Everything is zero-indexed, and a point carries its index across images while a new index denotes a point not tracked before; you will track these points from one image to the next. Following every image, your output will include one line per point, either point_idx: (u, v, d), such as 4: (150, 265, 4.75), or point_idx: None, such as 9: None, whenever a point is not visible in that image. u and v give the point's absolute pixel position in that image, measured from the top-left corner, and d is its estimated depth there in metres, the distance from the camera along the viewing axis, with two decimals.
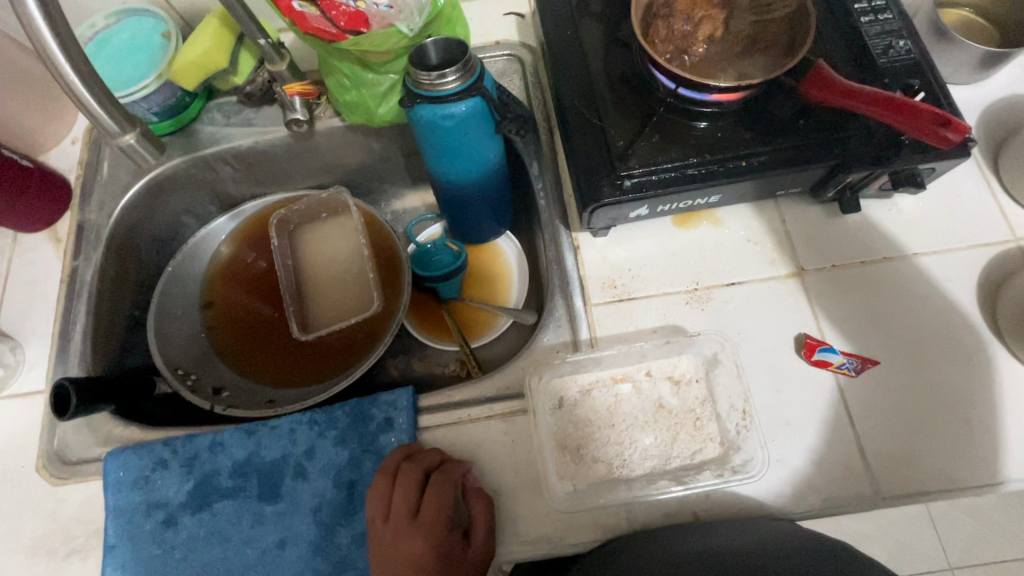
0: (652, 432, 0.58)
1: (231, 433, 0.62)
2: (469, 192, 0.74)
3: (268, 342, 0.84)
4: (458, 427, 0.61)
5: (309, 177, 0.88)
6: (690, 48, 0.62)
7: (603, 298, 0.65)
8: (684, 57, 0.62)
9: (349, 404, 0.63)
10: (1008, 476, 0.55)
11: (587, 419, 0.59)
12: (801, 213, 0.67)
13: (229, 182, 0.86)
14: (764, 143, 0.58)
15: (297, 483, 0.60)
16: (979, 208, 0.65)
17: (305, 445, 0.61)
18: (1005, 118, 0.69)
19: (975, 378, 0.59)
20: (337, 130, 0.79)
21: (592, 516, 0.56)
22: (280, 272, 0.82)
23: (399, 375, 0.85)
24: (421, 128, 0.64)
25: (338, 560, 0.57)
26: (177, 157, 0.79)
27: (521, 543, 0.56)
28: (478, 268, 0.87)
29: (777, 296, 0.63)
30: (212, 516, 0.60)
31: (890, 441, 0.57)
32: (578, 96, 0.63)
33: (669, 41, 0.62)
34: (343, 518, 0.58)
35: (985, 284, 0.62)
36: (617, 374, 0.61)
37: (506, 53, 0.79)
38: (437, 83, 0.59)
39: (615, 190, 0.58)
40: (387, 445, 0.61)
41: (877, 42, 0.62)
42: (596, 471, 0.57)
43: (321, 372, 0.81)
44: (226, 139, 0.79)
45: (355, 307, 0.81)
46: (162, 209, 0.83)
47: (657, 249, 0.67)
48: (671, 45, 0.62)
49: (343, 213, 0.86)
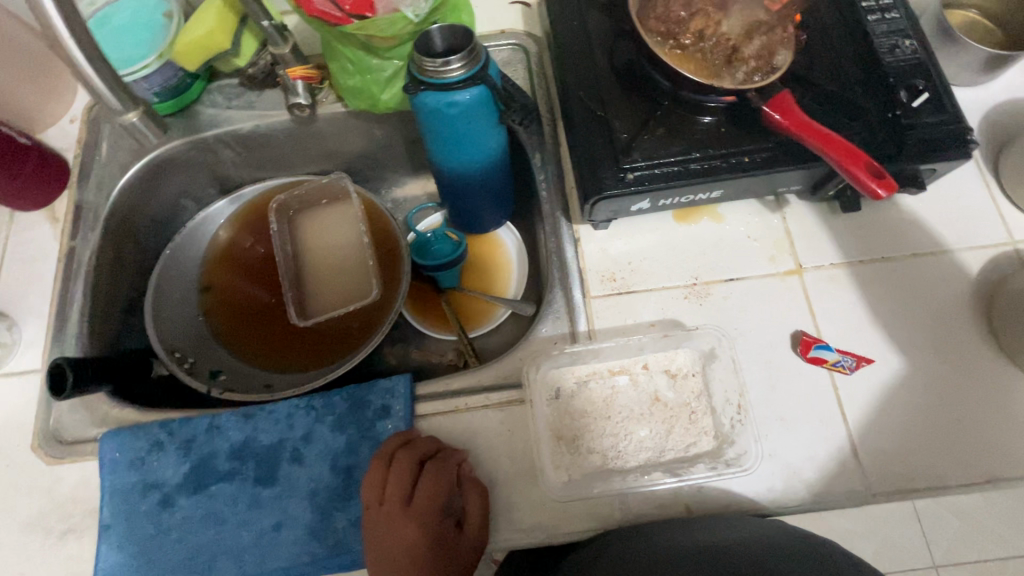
0: (648, 425, 0.59)
1: (228, 416, 0.62)
2: (472, 181, 0.74)
3: (266, 326, 0.83)
4: (455, 416, 0.62)
5: (309, 162, 0.88)
6: (679, 36, 0.61)
7: (603, 291, 0.65)
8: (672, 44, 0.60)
9: (347, 390, 0.63)
10: (997, 476, 0.56)
11: (584, 410, 0.60)
12: (801, 210, 0.67)
13: (229, 165, 0.85)
14: (767, 139, 0.59)
15: (293, 467, 0.60)
16: (978, 211, 0.66)
17: (302, 430, 0.62)
18: (1008, 121, 0.69)
19: (969, 379, 0.59)
20: (338, 115, 0.78)
21: (586, 506, 0.57)
22: (279, 257, 0.83)
23: (396, 363, 0.85)
24: (424, 115, 0.64)
25: (334, 543, 0.57)
26: (177, 138, 0.78)
27: (515, 531, 0.57)
28: (478, 258, 0.87)
29: (776, 293, 0.64)
30: (208, 498, 0.60)
31: (882, 438, 0.58)
32: (584, 87, 0.63)
33: (663, 24, 0.61)
34: (339, 503, 0.58)
35: (981, 287, 0.63)
36: (614, 367, 0.61)
37: (511, 43, 0.79)
38: (442, 70, 0.59)
39: (617, 182, 0.58)
40: (384, 432, 0.61)
41: (884, 41, 0.61)
42: (591, 462, 0.58)
43: (318, 358, 0.81)
44: (227, 121, 0.79)
45: (354, 294, 0.82)
46: (161, 190, 0.82)
47: (658, 243, 0.67)
48: (663, 29, 0.61)
49: (343, 200, 0.86)
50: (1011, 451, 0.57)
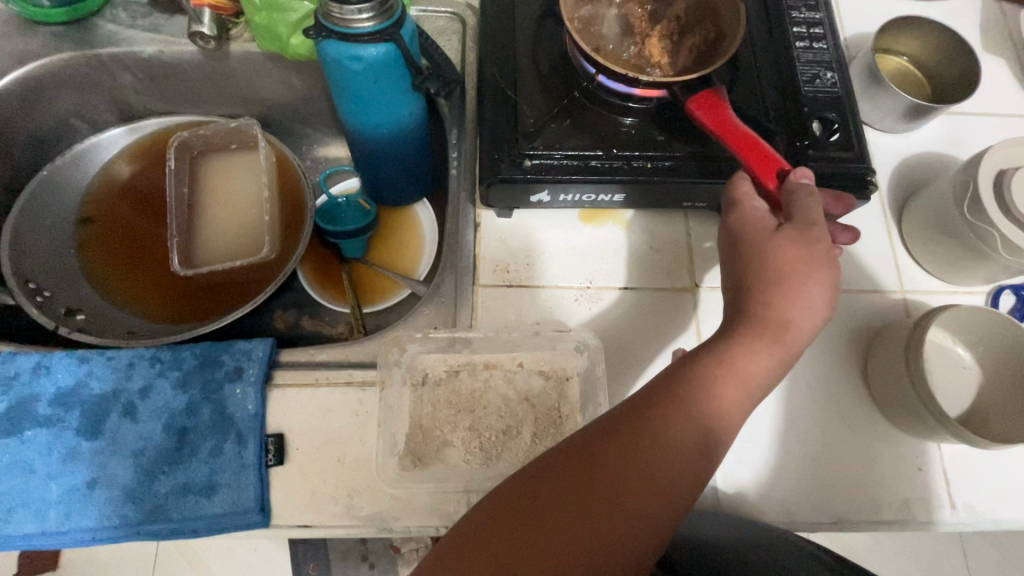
0: (511, 424, 0.56)
1: (60, 358, 0.57)
2: (383, 152, 0.68)
3: (147, 271, 0.78)
4: (313, 389, 0.57)
5: (221, 103, 0.82)
6: (617, 43, 0.61)
7: (494, 281, 0.63)
8: (605, 45, 0.61)
9: (201, 347, 0.58)
10: (845, 517, 0.56)
11: (448, 401, 0.57)
12: (705, 229, 0.65)
13: (129, 90, 0.78)
14: (671, 149, 0.58)
15: (122, 422, 0.55)
16: (877, 256, 0.66)
17: (141, 382, 0.57)
18: (920, 172, 0.70)
19: (838, 423, 0.59)
20: (252, 55, 0.73)
21: (433, 500, 0.53)
22: (172, 198, 0.77)
23: (285, 329, 0.80)
24: (328, 67, 0.58)
25: (151, 510, 0.52)
26: (68, 51, 0.71)
27: (352, 517, 0.53)
28: (389, 231, 0.81)
29: (665, 308, 0.62)
30: (20, 444, 0.54)
31: (743, 468, 0.57)
32: (499, 67, 0.61)
33: (599, 32, 0.62)
34: (166, 466, 0.53)
35: (864, 332, 0.63)
36: (489, 361, 0.58)
37: (447, 11, 0.76)
38: (349, 18, 0.54)
39: (515, 167, 0.56)
40: (231, 397, 0.56)
41: (806, 70, 0.62)
42: (446, 456, 0.55)
43: (196, 311, 0.76)
44: (127, 42, 0.72)
45: (246, 249, 0.77)
46: (46, 106, 0.74)
47: (559, 240, 0.64)
48: (600, 32, 0.62)
49: (251, 148, 0.81)
50: (865, 497, 0.56)
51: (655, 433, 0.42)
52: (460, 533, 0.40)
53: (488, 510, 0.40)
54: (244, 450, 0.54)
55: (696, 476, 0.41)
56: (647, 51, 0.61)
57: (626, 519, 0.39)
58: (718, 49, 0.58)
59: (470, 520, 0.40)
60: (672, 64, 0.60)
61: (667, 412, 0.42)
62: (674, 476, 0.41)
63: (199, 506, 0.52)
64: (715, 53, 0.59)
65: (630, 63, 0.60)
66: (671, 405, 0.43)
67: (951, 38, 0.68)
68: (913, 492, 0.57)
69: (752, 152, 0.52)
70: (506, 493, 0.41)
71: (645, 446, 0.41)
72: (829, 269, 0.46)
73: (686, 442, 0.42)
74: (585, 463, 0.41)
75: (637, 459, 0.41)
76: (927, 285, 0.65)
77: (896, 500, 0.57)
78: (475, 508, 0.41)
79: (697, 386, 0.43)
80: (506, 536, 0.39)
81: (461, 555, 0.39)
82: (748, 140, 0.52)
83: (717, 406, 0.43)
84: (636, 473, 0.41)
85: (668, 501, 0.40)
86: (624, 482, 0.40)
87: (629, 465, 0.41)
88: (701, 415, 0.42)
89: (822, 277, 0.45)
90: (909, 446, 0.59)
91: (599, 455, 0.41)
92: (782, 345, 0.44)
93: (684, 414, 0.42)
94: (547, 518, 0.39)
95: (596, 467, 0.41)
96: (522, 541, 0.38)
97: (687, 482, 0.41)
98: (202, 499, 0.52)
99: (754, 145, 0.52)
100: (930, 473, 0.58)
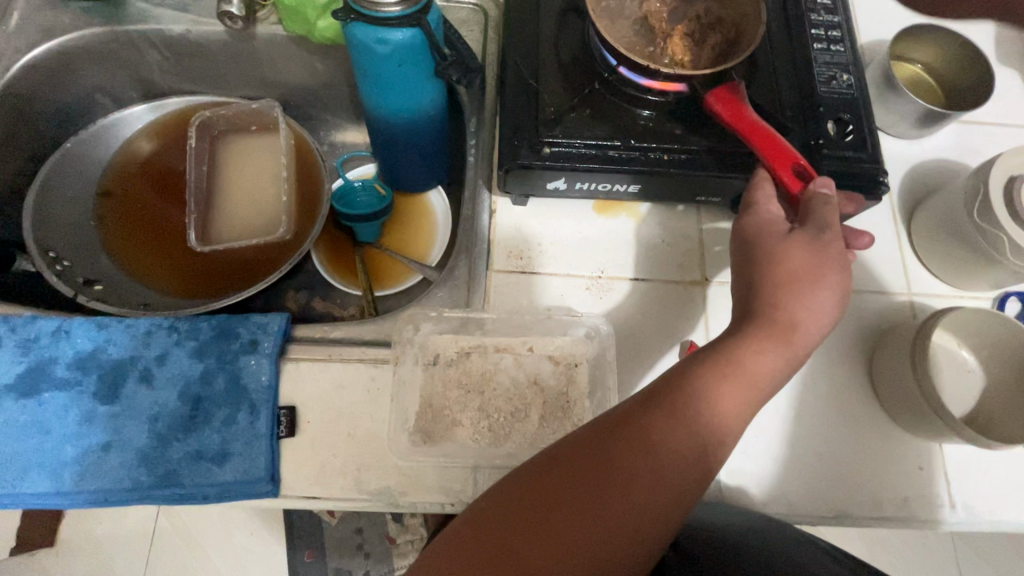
0: (520, 406, 0.57)
1: (79, 323, 0.58)
2: (402, 136, 0.69)
3: (164, 245, 0.79)
4: (326, 363, 0.58)
5: (244, 84, 0.83)
6: (638, 37, 0.63)
7: (507, 266, 0.64)
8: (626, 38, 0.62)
9: (217, 318, 0.60)
10: (845, 513, 0.56)
11: (458, 381, 0.58)
12: (717, 224, 0.66)
13: (154, 67, 0.79)
14: (687, 142, 0.58)
15: (139, 388, 0.56)
16: (885, 258, 0.67)
17: (158, 350, 0.58)
18: (930, 178, 0.71)
19: (842, 422, 0.60)
20: (278, 38, 0.75)
21: (440, 477, 0.54)
22: (191, 175, 0.78)
23: (296, 309, 0.81)
24: (353, 48, 0.59)
25: (164, 474, 0.53)
26: (97, 26, 0.73)
27: (360, 491, 0.54)
28: (403, 217, 0.83)
29: (675, 300, 0.63)
30: (38, 405, 0.55)
31: (746, 460, 0.58)
32: (522, 56, 0.62)
33: (620, 26, 0.63)
34: (180, 432, 0.54)
35: (870, 331, 0.63)
36: (499, 344, 0.59)
37: (471, 3, 0.77)
38: (377, 2, 0.54)
39: (533, 154, 0.57)
40: (245, 367, 0.57)
41: (823, 71, 0.63)
42: (454, 435, 0.56)
43: (211, 287, 0.77)
44: (155, 19, 0.73)
45: (262, 229, 0.78)
46: (73, 80, 0.76)
47: (573, 230, 0.65)
48: (622, 26, 0.63)
49: (271, 129, 0.82)
50: (866, 494, 0.57)
51: (668, 422, 0.43)
52: (473, 512, 0.41)
53: (501, 493, 0.41)
54: (256, 421, 0.55)
55: (703, 472, 0.42)
56: (671, 50, 0.61)
57: (633, 508, 0.40)
58: (738, 49, 0.60)
59: (483, 503, 0.41)
60: (695, 63, 0.60)
61: (677, 406, 0.43)
62: (682, 470, 0.42)
63: (211, 473, 0.53)
64: (733, 50, 0.60)
65: (650, 57, 0.61)
66: (681, 399, 0.44)
67: (965, 47, 0.69)
68: (914, 490, 0.58)
69: (775, 149, 0.53)
70: (518, 478, 0.42)
71: (655, 438, 0.42)
72: (838, 263, 0.47)
73: (695, 437, 0.42)
74: (597, 451, 0.42)
75: (647, 452, 0.42)
76: (934, 289, 0.66)
77: (896, 498, 0.57)
78: (489, 491, 0.42)
79: (707, 378, 0.44)
80: (517, 520, 0.40)
81: (472, 535, 0.39)
82: (769, 136, 0.53)
83: (726, 401, 0.44)
84: (645, 465, 0.41)
85: (675, 493, 0.41)
86: (633, 471, 0.41)
87: (641, 453, 0.42)
88: (710, 409, 0.43)
89: (832, 271, 0.46)
90: (911, 445, 0.59)
91: (612, 442, 0.42)
92: (792, 334, 0.45)
93: (699, 409, 0.43)
94: (557, 501, 0.40)
95: (606, 457, 0.42)
96: (533, 525, 0.39)
97: (693, 477, 0.42)
98: (214, 467, 0.53)
99: (776, 142, 0.53)
100: (930, 472, 0.58)
